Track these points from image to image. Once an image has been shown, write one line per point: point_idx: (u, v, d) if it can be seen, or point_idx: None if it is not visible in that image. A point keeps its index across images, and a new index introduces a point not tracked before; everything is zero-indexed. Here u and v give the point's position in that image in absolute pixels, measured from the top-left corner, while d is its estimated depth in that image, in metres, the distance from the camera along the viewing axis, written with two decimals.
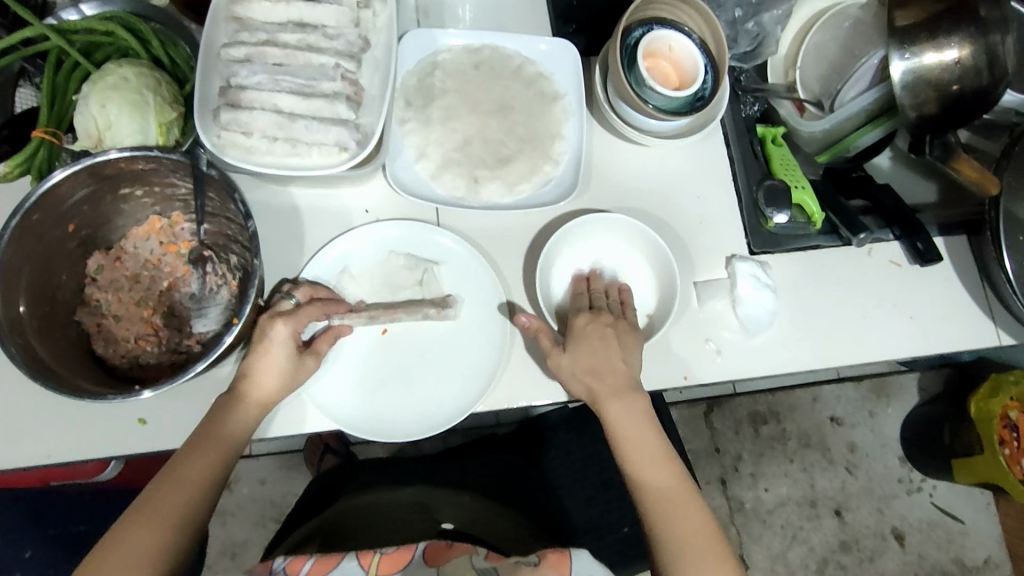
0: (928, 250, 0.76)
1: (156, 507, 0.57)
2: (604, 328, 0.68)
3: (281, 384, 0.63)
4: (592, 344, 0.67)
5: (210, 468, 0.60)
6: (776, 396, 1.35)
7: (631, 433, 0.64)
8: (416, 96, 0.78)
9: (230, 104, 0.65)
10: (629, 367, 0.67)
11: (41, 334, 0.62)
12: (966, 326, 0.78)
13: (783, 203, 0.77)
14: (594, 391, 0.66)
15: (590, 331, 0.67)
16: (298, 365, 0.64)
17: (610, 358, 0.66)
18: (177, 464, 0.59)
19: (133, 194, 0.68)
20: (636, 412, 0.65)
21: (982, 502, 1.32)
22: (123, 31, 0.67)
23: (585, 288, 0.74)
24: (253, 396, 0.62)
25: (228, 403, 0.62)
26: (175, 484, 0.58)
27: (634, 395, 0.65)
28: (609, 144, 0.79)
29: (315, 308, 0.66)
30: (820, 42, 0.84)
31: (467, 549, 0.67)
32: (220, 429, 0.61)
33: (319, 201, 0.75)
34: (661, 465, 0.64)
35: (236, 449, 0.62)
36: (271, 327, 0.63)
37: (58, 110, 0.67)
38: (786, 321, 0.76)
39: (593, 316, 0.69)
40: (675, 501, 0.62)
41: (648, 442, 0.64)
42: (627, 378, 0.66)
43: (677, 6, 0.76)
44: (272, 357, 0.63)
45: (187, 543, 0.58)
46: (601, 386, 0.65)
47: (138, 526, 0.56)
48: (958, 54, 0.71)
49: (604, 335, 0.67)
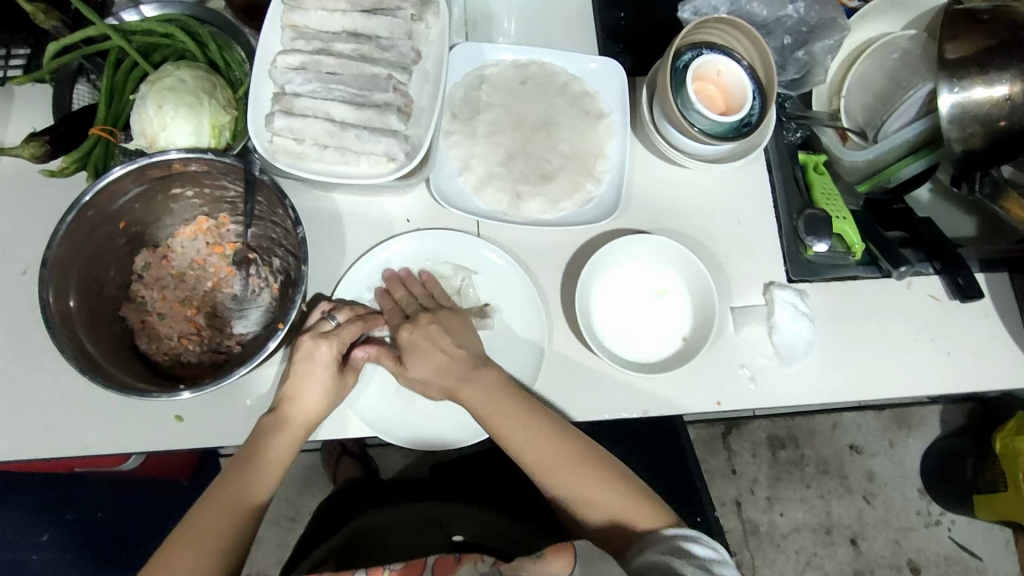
0: (970, 286, 0.75)
1: (199, 530, 0.57)
2: (427, 329, 0.67)
3: (324, 405, 0.64)
4: (422, 348, 0.67)
5: (256, 488, 0.61)
6: (797, 420, 1.34)
7: (496, 415, 0.64)
8: (462, 109, 0.78)
9: (284, 110, 0.66)
10: (463, 350, 0.67)
11: (89, 327, 0.63)
12: (1005, 364, 0.77)
13: (823, 231, 0.77)
14: (443, 382, 0.66)
15: (414, 336, 0.67)
16: (339, 383, 0.65)
17: (442, 350, 0.67)
18: (219, 487, 0.60)
19: (184, 193, 0.69)
20: (491, 393, 0.65)
21: (1002, 539, 1.30)
22: (182, 34, 0.69)
23: (389, 301, 0.71)
24: (295, 418, 0.64)
25: (272, 425, 0.63)
26: (216, 509, 0.59)
27: (480, 372, 0.66)
28: (649, 164, 0.80)
29: (356, 328, 0.66)
30: (867, 72, 0.85)
31: (474, 559, 0.65)
32: (263, 452, 0.62)
33: (361, 209, 0.76)
34: (540, 440, 0.64)
35: (276, 475, 0.63)
36: (316, 349, 0.64)
37: (115, 109, 0.69)
38: (819, 351, 0.76)
39: (413, 323, 0.68)
40: (569, 472, 0.64)
41: (520, 419, 0.64)
42: (469, 364, 0.66)
43: (727, 31, 0.76)
44: (316, 378, 0.64)
45: (230, 570, 0.57)
46: (449, 380, 0.66)
47: (187, 547, 0.56)
48: (1009, 91, 0.69)
49: (426, 335, 0.67)
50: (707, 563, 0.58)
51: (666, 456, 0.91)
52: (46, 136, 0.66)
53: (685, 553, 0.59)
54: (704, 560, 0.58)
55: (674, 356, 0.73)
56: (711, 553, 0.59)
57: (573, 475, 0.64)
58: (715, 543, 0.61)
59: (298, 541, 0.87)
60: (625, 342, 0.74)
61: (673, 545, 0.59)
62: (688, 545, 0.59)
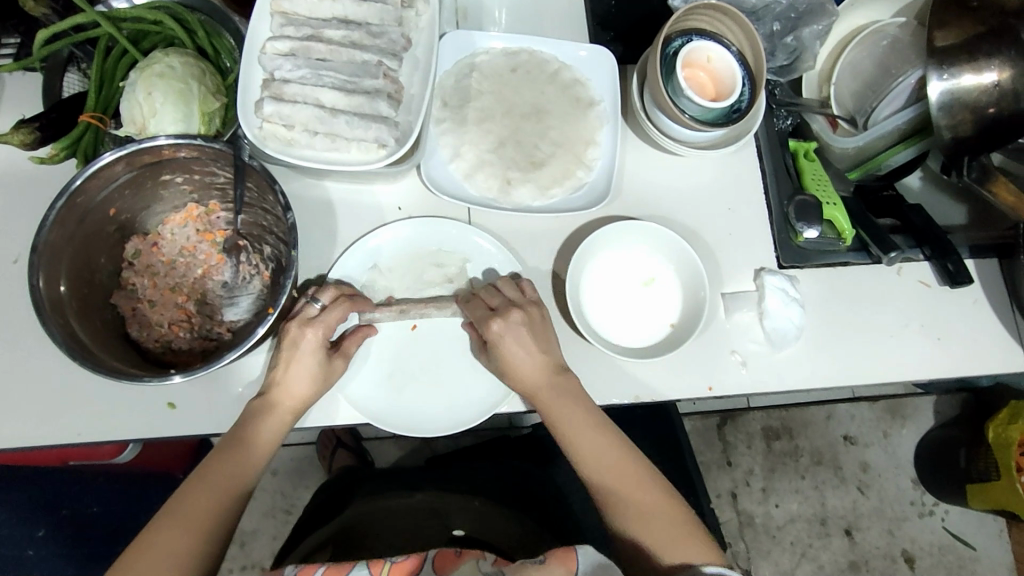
0: (959, 271, 0.75)
1: (188, 511, 0.57)
2: (516, 329, 0.66)
3: (313, 389, 0.64)
4: (511, 347, 0.66)
5: (244, 473, 0.61)
6: (791, 412, 1.34)
7: (570, 419, 0.65)
8: (453, 96, 0.79)
9: (273, 96, 0.66)
10: (547, 356, 0.67)
11: (80, 315, 0.63)
12: (994, 350, 0.77)
13: (813, 217, 0.76)
14: (528, 386, 0.66)
15: (504, 334, 0.66)
16: (327, 368, 0.65)
17: (532, 350, 0.66)
18: (208, 470, 0.60)
19: (173, 180, 0.69)
20: (567, 399, 0.66)
21: (996, 529, 1.31)
22: (171, 21, 0.69)
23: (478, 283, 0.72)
24: (284, 402, 0.64)
25: (261, 408, 0.64)
26: (206, 487, 0.59)
27: (563, 380, 0.67)
28: (641, 152, 0.80)
29: (342, 309, 0.66)
30: (856, 59, 0.84)
31: (475, 555, 0.67)
32: (253, 434, 0.63)
33: (352, 196, 0.76)
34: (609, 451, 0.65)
35: (266, 454, 0.63)
36: (302, 337, 0.64)
37: (105, 96, 0.70)
38: (809, 336, 0.76)
39: (503, 316, 0.66)
40: (627, 489, 0.63)
41: (591, 427, 0.65)
42: (550, 367, 0.67)
43: (717, 18, 0.76)
44: (303, 364, 0.64)
45: (215, 552, 0.57)
46: (532, 383, 0.66)
47: (176, 525, 0.56)
48: (997, 77, 0.69)
49: (515, 335, 0.66)
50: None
51: (657, 444, 0.91)
52: (36, 123, 0.66)
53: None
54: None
55: (661, 344, 0.73)
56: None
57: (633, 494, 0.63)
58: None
59: (291, 533, 0.87)
60: (613, 328, 0.74)
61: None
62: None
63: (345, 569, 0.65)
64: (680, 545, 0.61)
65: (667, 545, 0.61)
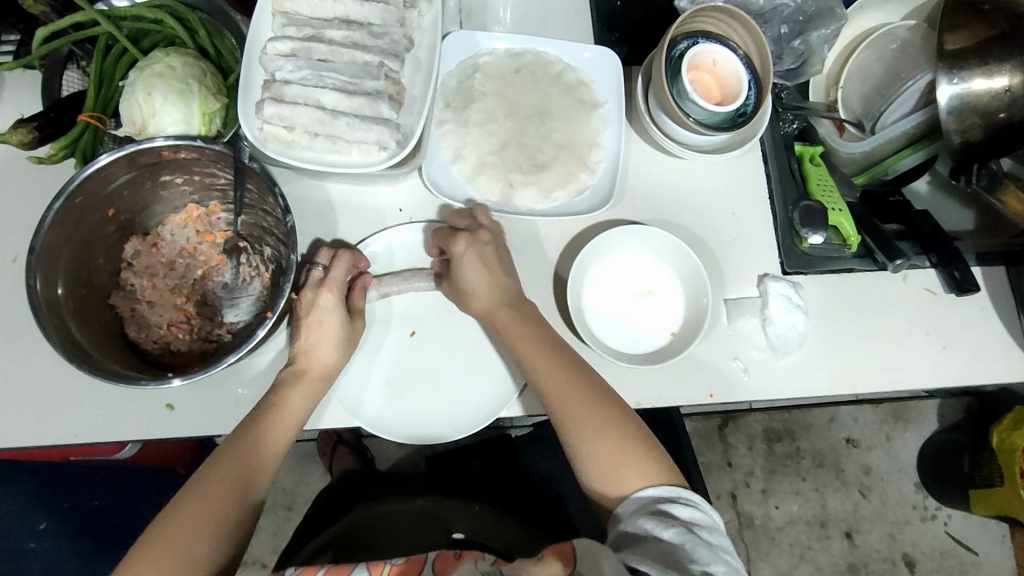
0: (966, 279, 0.74)
1: (214, 484, 0.57)
2: (482, 248, 0.68)
3: (339, 352, 0.65)
4: (473, 261, 0.68)
5: (271, 444, 0.61)
6: (793, 414, 1.34)
7: (524, 343, 0.65)
8: (455, 98, 0.78)
9: (274, 97, 0.66)
10: (506, 282, 0.68)
11: (78, 316, 0.63)
12: (1000, 360, 0.76)
13: (819, 223, 0.75)
14: (484, 306, 0.68)
15: (469, 252, 0.68)
16: (351, 329, 0.66)
17: (491, 271, 0.68)
18: (235, 444, 0.59)
19: (174, 180, 0.69)
20: (525, 323, 0.67)
21: (998, 534, 1.29)
22: (172, 20, 0.68)
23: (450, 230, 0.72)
24: (313, 370, 0.64)
25: (290, 378, 0.64)
26: (235, 458, 0.58)
27: (520, 302, 0.68)
28: (644, 155, 0.79)
29: (346, 265, 0.67)
30: (865, 64, 0.83)
31: (475, 556, 0.67)
32: (280, 405, 0.62)
33: (353, 198, 0.75)
34: (564, 375, 0.63)
35: (296, 426, 0.63)
36: (320, 297, 0.65)
37: (104, 95, 0.69)
38: (812, 344, 0.75)
39: (470, 236, 0.69)
40: (578, 406, 0.62)
41: (550, 353, 0.65)
42: (507, 288, 0.68)
43: (725, 20, 0.75)
44: (327, 326, 0.65)
45: (246, 518, 0.57)
46: (489, 299, 0.68)
47: (206, 493, 0.56)
48: (1008, 83, 0.68)
49: (478, 253, 0.68)
50: (694, 527, 0.55)
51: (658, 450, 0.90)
52: (35, 123, 0.66)
53: (667, 515, 0.55)
54: (687, 523, 0.55)
55: (664, 351, 0.73)
56: (695, 516, 0.56)
57: (580, 413, 0.62)
58: (702, 504, 0.57)
59: (291, 539, 0.87)
60: (615, 334, 0.74)
61: (659, 510, 0.56)
62: (672, 508, 0.56)
63: (347, 569, 0.67)
64: (621, 469, 0.59)
65: (607, 464, 0.59)
